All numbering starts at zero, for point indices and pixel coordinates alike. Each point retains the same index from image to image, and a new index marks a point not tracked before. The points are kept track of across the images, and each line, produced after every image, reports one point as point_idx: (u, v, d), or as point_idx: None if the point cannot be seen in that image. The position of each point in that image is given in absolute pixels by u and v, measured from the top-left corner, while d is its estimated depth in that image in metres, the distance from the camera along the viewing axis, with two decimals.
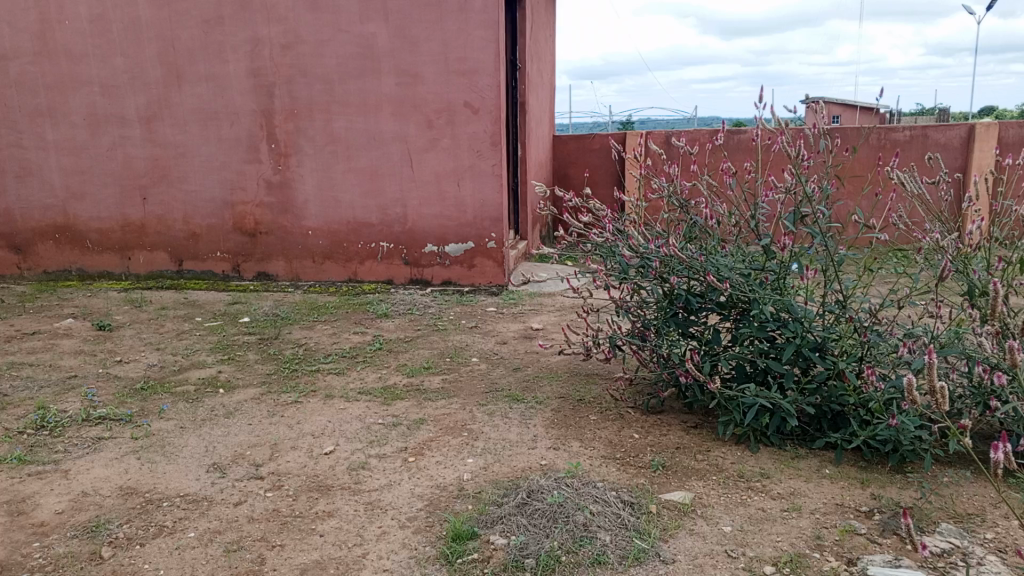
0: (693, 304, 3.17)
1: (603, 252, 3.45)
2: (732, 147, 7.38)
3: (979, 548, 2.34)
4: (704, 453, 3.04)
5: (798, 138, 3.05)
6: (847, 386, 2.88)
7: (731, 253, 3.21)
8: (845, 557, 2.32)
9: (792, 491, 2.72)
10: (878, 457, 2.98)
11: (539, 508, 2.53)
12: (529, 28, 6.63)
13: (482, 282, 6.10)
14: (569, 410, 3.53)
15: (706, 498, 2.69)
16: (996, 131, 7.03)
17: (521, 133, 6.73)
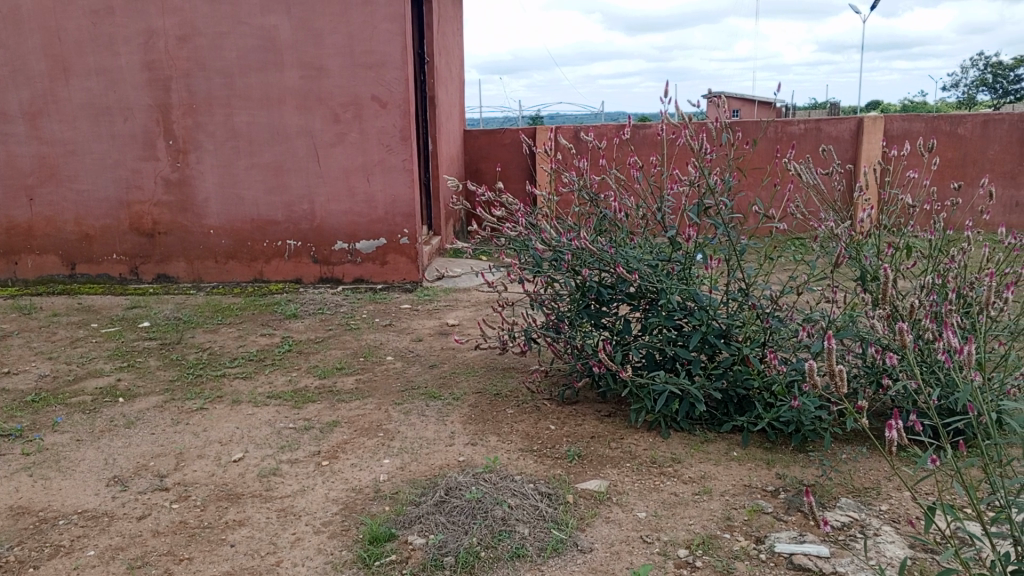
0: (604, 296, 3.21)
1: (516, 246, 3.47)
2: (638, 141, 7.53)
3: (876, 520, 2.47)
4: (618, 441, 3.10)
5: (701, 132, 3.13)
6: (751, 370, 2.98)
7: (640, 244, 3.28)
8: (753, 536, 2.41)
9: (702, 474, 2.81)
10: (782, 438, 3.10)
11: (457, 505, 2.52)
12: (435, 22, 6.58)
13: (395, 279, 6.03)
14: (485, 404, 3.52)
15: (620, 486, 2.74)
16: (882, 124, 7.42)
17: (431, 127, 6.69)
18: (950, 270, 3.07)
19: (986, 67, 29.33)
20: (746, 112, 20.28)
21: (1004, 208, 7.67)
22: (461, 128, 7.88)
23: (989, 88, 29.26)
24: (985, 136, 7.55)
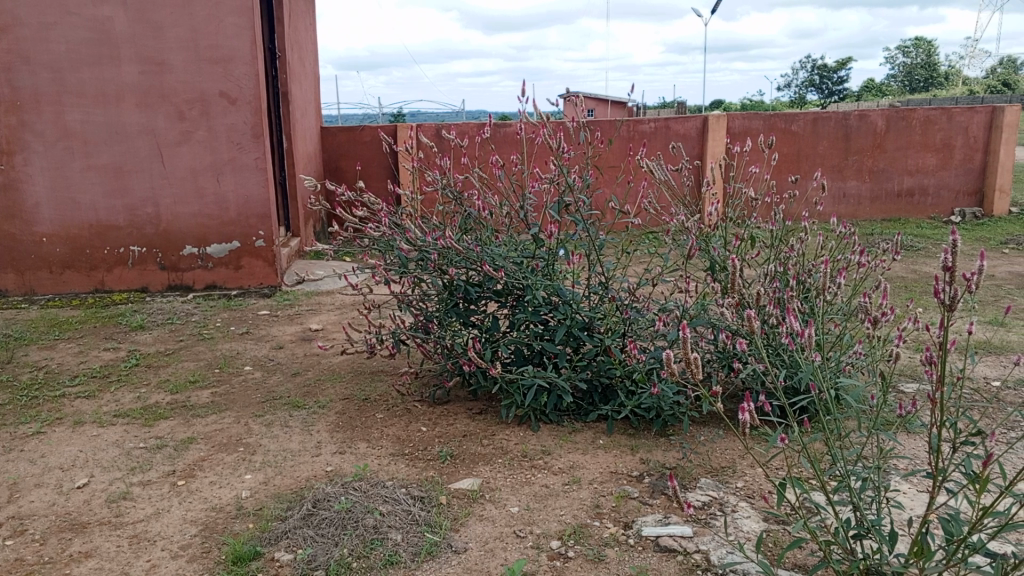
0: (472, 295, 3.21)
1: (381, 247, 3.40)
2: (499, 139, 7.60)
3: (733, 497, 2.61)
4: (489, 438, 3.11)
5: (558, 132, 3.20)
6: (613, 360, 3.06)
7: (504, 242, 3.30)
8: (621, 522, 2.48)
9: (571, 465, 2.86)
10: (645, 424, 3.22)
11: (326, 517, 2.44)
12: (286, 17, 6.38)
13: (251, 283, 5.77)
14: (353, 410, 3.44)
15: (493, 482, 2.75)
16: (725, 122, 7.87)
17: (286, 126, 6.46)
18: (790, 259, 3.29)
19: (813, 69, 31.77)
20: (600, 112, 20.99)
21: (834, 199, 8.33)
22: (318, 125, 7.65)
23: (817, 88, 31.72)
24: (815, 133, 8.17)
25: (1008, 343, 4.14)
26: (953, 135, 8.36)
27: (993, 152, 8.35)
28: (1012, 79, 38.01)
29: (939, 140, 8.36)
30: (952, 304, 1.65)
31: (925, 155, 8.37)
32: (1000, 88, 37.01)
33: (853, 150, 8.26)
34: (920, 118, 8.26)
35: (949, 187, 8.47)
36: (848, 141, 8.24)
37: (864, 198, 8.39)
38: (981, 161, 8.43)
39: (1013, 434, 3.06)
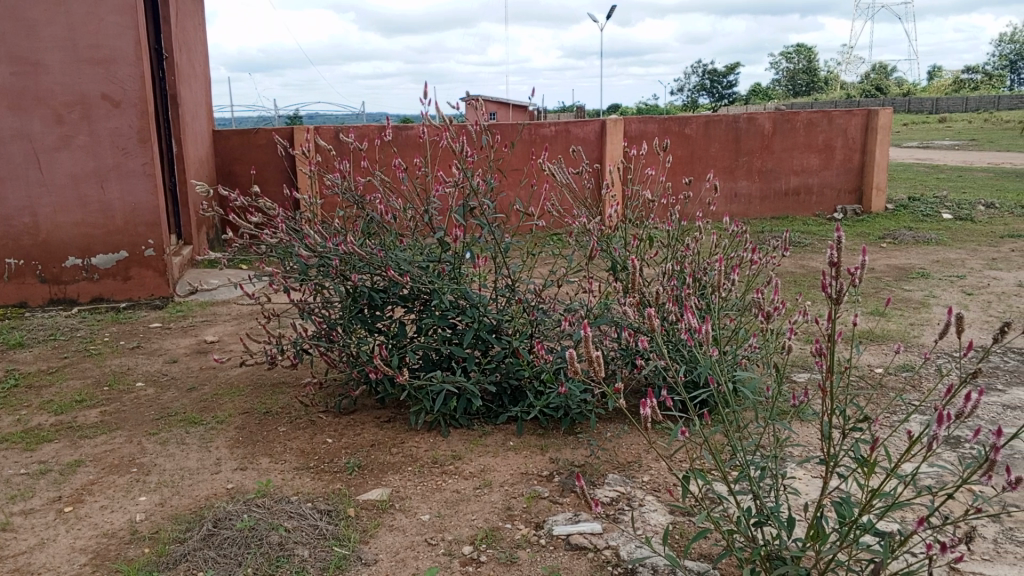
0: (377, 301, 3.15)
1: (279, 254, 3.29)
2: (400, 142, 7.52)
3: (640, 491, 2.67)
4: (398, 446, 3.06)
5: (461, 135, 3.18)
6: (521, 361, 3.07)
7: (409, 246, 3.26)
8: (533, 522, 2.49)
9: (482, 468, 2.86)
10: (553, 423, 3.24)
11: (228, 536, 2.34)
12: (173, 16, 6.12)
13: (141, 295, 5.48)
14: (255, 425, 3.32)
15: (403, 491, 2.71)
16: (622, 125, 8.06)
17: (175, 129, 6.19)
18: (687, 257, 3.40)
19: (704, 74, 33.01)
20: (501, 116, 21.11)
21: (726, 199, 8.66)
22: (210, 128, 7.37)
23: (709, 92, 32.96)
24: (707, 135, 8.47)
25: (888, 332, 4.40)
26: (834, 136, 8.83)
27: (870, 152, 8.87)
28: (884, 84, 40.60)
29: (821, 142, 8.82)
30: (839, 298, 1.74)
31: (809, 156, 8.81)
32: (874, 92, 39.45)
33: (743, 151, 8.62)
34: (803, 121, 8.70)
35: (832, 186, 8.94)
36: (738, 143, 8.59)
37: (754, 197, 8.76)
38: (859, 161, 8.95)
39: (895, 418, 3.25)
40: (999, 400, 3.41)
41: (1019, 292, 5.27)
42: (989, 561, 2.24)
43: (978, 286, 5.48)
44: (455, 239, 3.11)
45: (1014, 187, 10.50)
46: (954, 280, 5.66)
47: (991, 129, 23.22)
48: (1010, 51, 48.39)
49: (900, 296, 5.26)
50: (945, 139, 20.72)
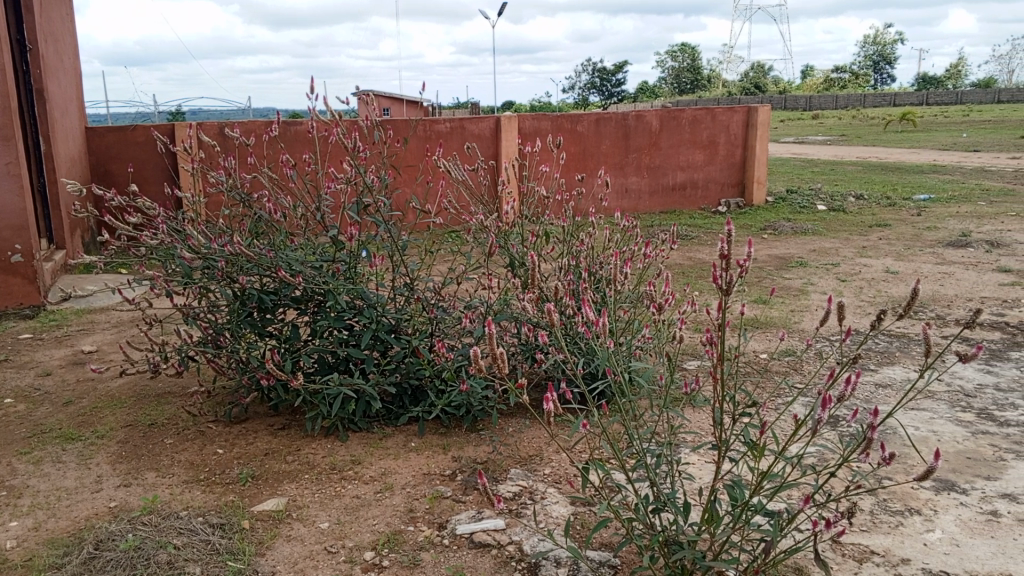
0: (267, 303, 3.04)
1: (160, 256, 3.13)
2: (288, 138, 7.29)
3: (542, 484, 2.69)
4: (295, 453, 2.97)
5: (353, 131, 3.11)
6: (421, 361, 3.03)
7: (300, 246, 3.16)
8: (435, 523, 2.46)
9: (382, 471, 2.81)
10: (455, 421, 3.22)
11: (111, 558, 2.21)
12: (37, 5, 5.72)
13: (9, 304, 5.07)
14: (139, 438, 3.14)
15: (300, 500, 2.63)
16: (516, 122, 8.11)
17: (42, 126, 5.78)
18: (582, 252, 3.45)
19: (594, 72, 33.70)
20: (394, 111, 20.83)
21: (618, 194, 8.87)
22: (82, 124, 6.93)
23: (599, 90, 33.68)
24: (598, 132, 8.64)
25: (771, 319, 4.61)
26: (717, 133, 9.19)
27: (750, 148, 9.27)
28: (762, 83, 42.62)
29: (705, 138, 9.16)
30: (728, 289, 1.80)
31: (694, 152, 9.12)
32: (752, 90, 41.36)
33: (633, 148, 8.85)
34: (689, 117, 9.00)
35: (716, 180, 9.29)
36: (627, 140, 8.81)
37: (644, 192, 9.01)
38: (741, 156, 9.34)
39: (780, 401, 3.41)
40: (872, 380, 3.64)
41: (887, 278, 5.63)
42: (867, 532, 2.39)
43: (850, 274, 5.82)
44: (349, 238, 3.04)
45: (880, 179, 11.22)
46: (830, 268, 5.99)
47: (858, 125, 24.78)
48: (873, 52, 51.74)
49: (782, 285, 5.52)
50: (817, 134, 21.97)
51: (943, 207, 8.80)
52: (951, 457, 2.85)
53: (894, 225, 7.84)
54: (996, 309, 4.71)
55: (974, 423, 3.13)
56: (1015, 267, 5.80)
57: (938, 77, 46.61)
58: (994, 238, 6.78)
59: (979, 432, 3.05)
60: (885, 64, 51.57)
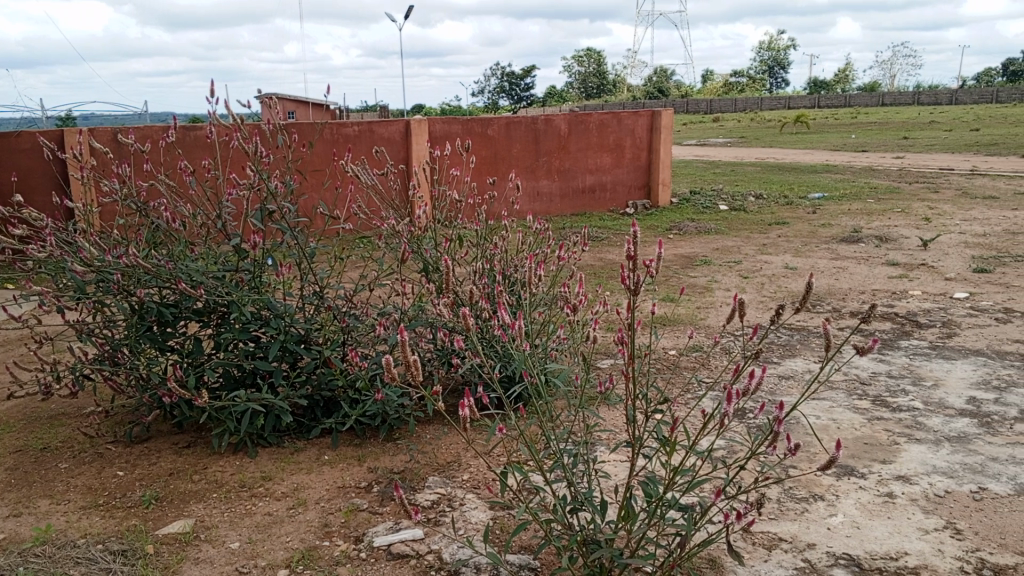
0: (167, 316, 2.91)
1: (48, 269, 2.95)
2: (188, 144, 7.03)
3: (460, 490, 2.67)
4: (201, 472, 2.85)
5: (255, 135, 3.01)
6: (333, 371, 2.96)
7: (201, 256, 3.04)
8: (351, 537, 2.41)
9: (295, 487, 2.73)
10: (369, 431, 3.16)
11: None
12: None
13: None
14: (30, 464, 2.95)
15: (208, 520, 2.53)
16: (425, 126, 8.05)
17: None
18: (495, 256, 3.45)
19: (503, 76, 33.90)
20: (300, 115, 20.39)
21: (529, 197, 8.95)
22: None
23: (508, 94, 33.89)
24: (508, 136, 8.69)
25: (679, 317, 4.74)
26: (623, 136, 9.38)
27: (655, 151, 9.49)
28: (665, 87, 43.82)
29: (612, 142, 9.33)
30: (636, 289, 1.83)
31: (601, 155, 9.28)
32: (656, 95, 42.50)
33: (542, 151, 8.94)
34: (596, 121, 9.15)
35: (624, 183, 9.48)
36: (537, 144, 8.89)
37: (554, 195, 9.11)
38: (647, 159, 9.55)
39: (690, 397, 3.51)
40: (776, 372, 3.79)
41: (786, 274, 5.87)
42: (774, 520, 2.47)
43: (752, 270, 6.04)
44: (253, 246, 2.94)
45: (777, 179, 11.71)
46: (733, 266, 6.20)
47: (757, 128, 25.81)
48: (768, 57, 53.99)
49: (689, 283, 5.68)
50: (718, 137, 22.75)
51: (835, 205, 9.24)
52: (850, 443, 2.99)
53: (792, 223, 8.19)
54: (886, 301, 4.97)
55: (869, 410, 3.30)
56: (901, 260, 6.15)
57: (828, 81, 49.04)
58: (882, 233, 7.17)
59: (874, 418, 3.21)
60: (779, 69, 53.93)
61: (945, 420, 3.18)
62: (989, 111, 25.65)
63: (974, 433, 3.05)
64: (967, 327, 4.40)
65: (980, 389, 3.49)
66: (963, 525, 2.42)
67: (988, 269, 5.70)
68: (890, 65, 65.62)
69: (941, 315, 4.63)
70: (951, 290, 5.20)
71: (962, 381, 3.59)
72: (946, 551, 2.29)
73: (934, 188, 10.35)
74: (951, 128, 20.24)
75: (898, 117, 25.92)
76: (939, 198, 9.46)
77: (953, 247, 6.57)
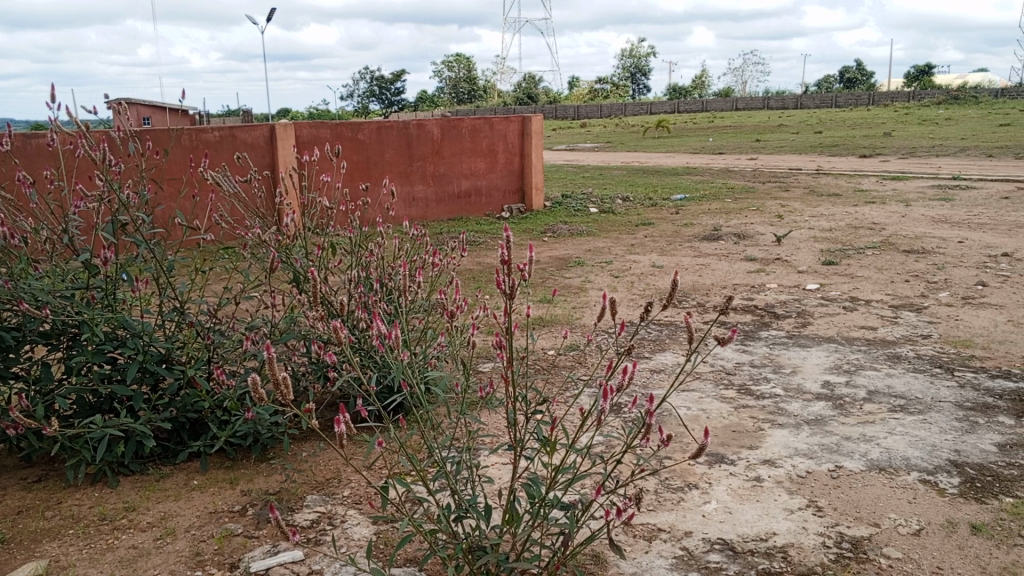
0: (9, 341, 2.66)
1: None
2: (27, 153, 6.49)
3: (340, 507, 2.59)
4: (54, 508, 2.62)
5: (102, 141, 2.80)
6: (198, 392, 2.81)
7: (46, 274, 2.80)
8: (226, 564, 2.29)
9: (162, 516, 2.56)
10: (242, 452, 3.01)
11: None
12: None
13: None
14: None
15: (64, 559, 2.33)
16: (291, 131, 7.80)
17: None
18: (371, 263, 3.38)
19: (372, 80, 33.43)
20: (156, 120, 19.39)
21: (404, 203, 8.86)
22: None
23: (378, 98, 33.49)
24: (379, 141, 8.57)
25: (556, 317, 4.81)
26: (495, 141, 9.45)
27: (527, 155, 9.61)
28: (534, 92, 44.61)
29: (485, 147, 9.38)
30: (512, 293, 1.85)
31: (475, 160, 9.32)
32: (525, 100, 43.20)
33: (415, 156, 8.87)
34: (468, 126, 9.18)
35: (498, 187, 9.55)
36: (410, 149, 8.82)
37: (430, 200, 9.06)
38: (519, 164, 9.65)
39: (568, 395, 3.58)
40: (648, 366, 3.92)
41: (654, 273, 6.08)
42: (654, 511, 2.55)
43: (623, 270, 6.22)
44: (103, 261, 2.73)
45: (642, 182, 12.13)
46: (605, 266, 6.38)
47: (622, 132, 26.71)
48: (630, 64, 56.05)
49: (563, 284, 5.79)
50: (586, 142, 23.39)
51: (697, 205, 9.69)
52: (719, 432, 3.13)
53: (657, 223, 8.52)
54: (746, 294, 5.26)
55: (735, 399, 3.47)
56: (758, 256, 6.52)
57: (686, 87, 51.47)
58: (740, 231, 7.58)
59: (740, 406, 3.38)
60: (640, 75, 56.15)
61: (803, 404, 3.39)
62: (830, 116, 27.73)
63: (829, 415, 3.27)
64: (819, 316, 4.72)
65: (832, 373, 3.75)
66: (823, 502, 2.58)
67: (835, 261, 6.13)
68: (742, 72, 69.59)
69: (795, 306, 4.95)
70: (803, 282, 5.56)
71: (817, 367, 3.84)
72: (809, 528, 2.43)
73: (785, 187, 11.03)
74: (797, 131, 21.65)
75: (750, 121, 27.53)
76: (789, 196, 10.10)
77: (803, 241, 7.01)
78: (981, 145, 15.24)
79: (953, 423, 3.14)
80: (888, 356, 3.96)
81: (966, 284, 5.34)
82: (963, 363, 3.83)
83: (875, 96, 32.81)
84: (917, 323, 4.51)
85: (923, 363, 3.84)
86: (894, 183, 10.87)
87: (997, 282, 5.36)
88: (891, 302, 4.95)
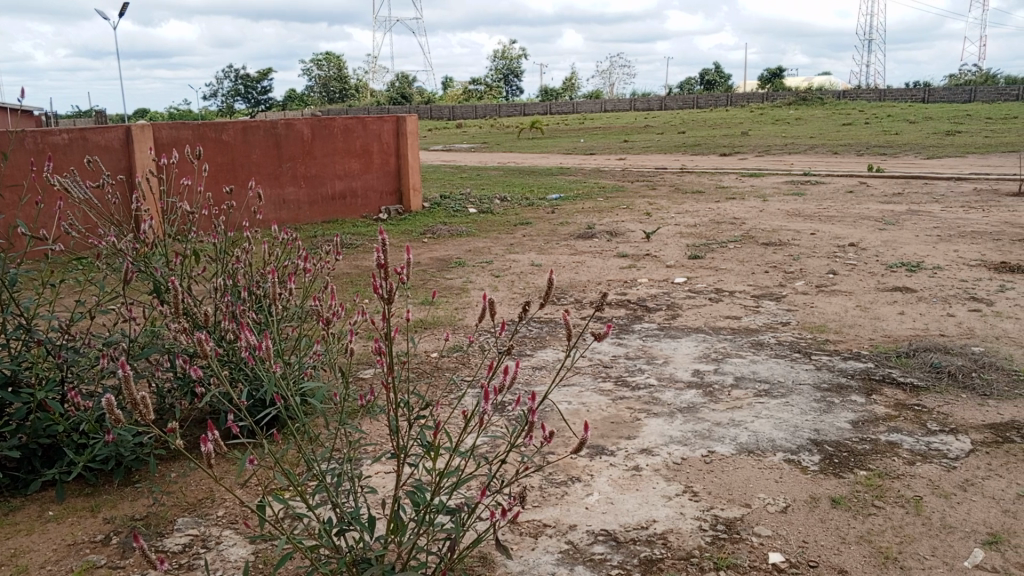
0: None
1: None
2: None
3: (215, 528, 2.47)
4: None
5: None
6: (51, 415, 2.60)
7: None
8: None
9: (13, 553, 2.35)
10: (103, 478, 2.81)
11: None
12: None
13: None
14: None
15: None
16: (149, 131, 7.37)
17: None
18: (238, 270, 3.22)
19: (238, 78, 32.15)
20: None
21: (274, 206, 8.57)
22: None
23: (245, 98, 32.23)
24: (246, 141, 8.27)
25: (437, 319, 4.79)
26: (369, 141, 9.29)
27: (403, 155, 9.51)
28: (408, 92, 44.28)
29: (359, 147, 9.21)
30: (389, 297, 1.80)
31: (349, 161, 9.13)
32: (399, 100, 42.77)
33: (285, 157, 8.60)
34: (340, 126, 8.99)
35: (374, 188, 9.39)
36: (279, 149, 8.54)
37: (303, 202, 8.80)
38: (395, 164, 9.54)
39: (451, 398, 3.57)
40: (529, 363, 3.97)
41: (533, 271, 6.16)
42: (539, 506, 2.58)
43: (503, 269, 6.27)
44: None
45: (518, 182, 12.30)
46: (484, 265, 6.41)
47: (496, 134, 26.91)
48: (502, 66, 56.68)
49: (444, 285, 5.77)
50: (461, 143, 23.41)
51: (571, 204, 9.92)
52: (599, 424, 3.21)
53: (534, 222, 8.65)
54: (620, 289, 5.42)
55: (613, 391, 3.57)
56: (630, 251, 6.74)
57: (557, 88, 52.60)
58: (613, 229, 7.81)
59: (618, 398, 3.48)
60: (513, 77, 56.89)
61: (676, 393, 3.53)
62: (691, 116, 29.10)
63: (700, 403, 3.41)
64: (688, 308, 4.93)
65: (701, 362, 3.92)
66: (699, 487, 2.69)
67: (701, 255, 6.43)
68: (609, 75, 71.93)
69: (666, 299, 5.15)
70: (672, 276, 5.79)
71: (687, 356, 4.01)
72: (686, 513, 2.53)
73: (653, 185, 11.46)
74: (663, 131, 22.59)
75: (619, 122, 28.46)
76: (657, 194, 10.51)
77: (672, 237, 7.31)
78: (828, 143, 16.42)
79: (812, 404, 3.35)
80: (752, 343, 4.19)
81: (819, 273, 5.73)
82: (819, 347, 4.10)
83: (733, 97, 34.68)
84: (777, 311, 4.79)
85: (784, 348, 4.08)
86: (752, 180, 11.53)
87: (846, 270, 5.79)
88: (753, 293, 5.24)
